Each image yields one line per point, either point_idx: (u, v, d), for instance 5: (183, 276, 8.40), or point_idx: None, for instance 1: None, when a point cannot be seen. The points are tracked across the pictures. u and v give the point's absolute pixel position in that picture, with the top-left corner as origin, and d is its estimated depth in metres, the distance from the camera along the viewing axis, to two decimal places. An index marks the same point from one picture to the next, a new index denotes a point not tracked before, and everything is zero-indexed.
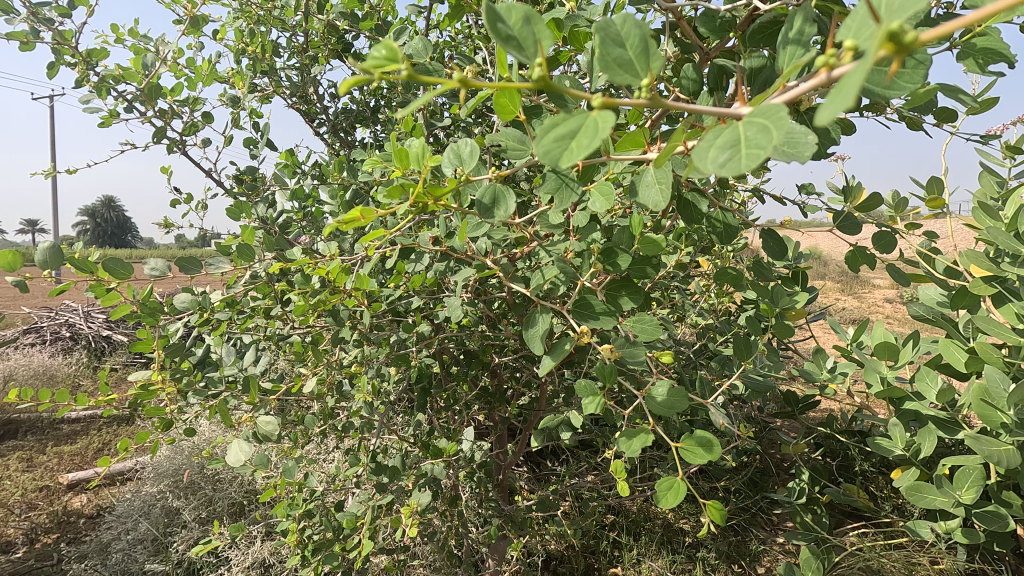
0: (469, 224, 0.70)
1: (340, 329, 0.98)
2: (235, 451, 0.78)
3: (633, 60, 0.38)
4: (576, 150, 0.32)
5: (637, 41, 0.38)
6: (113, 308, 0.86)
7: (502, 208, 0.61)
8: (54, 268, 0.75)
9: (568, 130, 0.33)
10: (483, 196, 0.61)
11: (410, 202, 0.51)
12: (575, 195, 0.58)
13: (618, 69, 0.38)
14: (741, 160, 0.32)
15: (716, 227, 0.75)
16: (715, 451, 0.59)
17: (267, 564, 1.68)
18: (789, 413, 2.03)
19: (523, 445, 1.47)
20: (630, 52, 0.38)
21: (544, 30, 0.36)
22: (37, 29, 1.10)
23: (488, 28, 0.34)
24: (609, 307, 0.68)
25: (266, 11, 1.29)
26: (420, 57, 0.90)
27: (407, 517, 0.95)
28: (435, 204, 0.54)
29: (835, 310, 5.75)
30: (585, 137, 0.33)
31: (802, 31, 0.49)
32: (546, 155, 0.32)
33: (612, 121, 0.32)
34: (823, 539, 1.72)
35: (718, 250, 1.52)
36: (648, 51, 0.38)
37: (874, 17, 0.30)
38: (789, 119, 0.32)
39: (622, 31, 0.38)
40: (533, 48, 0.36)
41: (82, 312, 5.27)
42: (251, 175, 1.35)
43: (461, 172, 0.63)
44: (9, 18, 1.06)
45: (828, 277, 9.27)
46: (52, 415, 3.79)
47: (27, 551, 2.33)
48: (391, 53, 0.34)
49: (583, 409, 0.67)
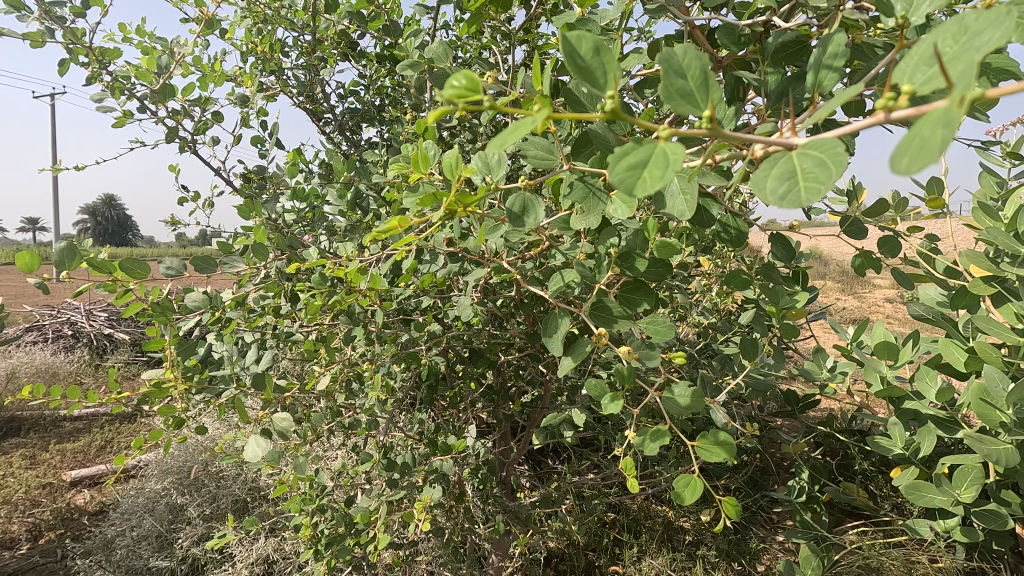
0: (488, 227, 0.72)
1: (350, 328, 0.99)
2: (250, 446, 0.79)
3: (693, 91, 0.39)
4: (649, 180, 0.33)
5: (697, 73, 0.39)
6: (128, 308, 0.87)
7: (532, 217, 0.62)
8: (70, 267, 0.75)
9: (638, 160, 0.34)
10: (514, 204, 0.62)
11: (443, 210, 0.52)
12: (602, 205, 0.61)
13: (680, 99, 0.38)
14: (799, 193, 0.33)
15: (727, 231, 0.77)
16: (732, 450, 0.61)
17: (271, 560, 1.70)
18: (790, 412, 2.04)
19: (526, 442, 1.48)
20: (691, 83, 0.39)
21: (613, 61, 0.37)
22: (50, 28, 1.11)
23: (566, 59, 0.35)
24: (626, 310, 0.69)
25: (274, 11, 1.30)
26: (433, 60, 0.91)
27: (417, 512, 0.96)
28: (464, 211, 0.55)
29: (834, 309, 5.78)
30: (655, 168, 0.34)
31: (837, 57, 0.51)
32: (621, 184, 0.33)
33: (684, 153, 0.33)
34: (824, 538, 1.73)
35: (720, 250, 1.54)
36: (707, 83, 0.39)
37: (929, 61, 0.31)
38: (846, 154, 0.33)
39: (683, 62, 0.39)
40: (604, 79, 0.37)
41: (82, 310, 5.30)
42: (259, 174, 1.36)
43: (489, 180, 0.64)
44: (23, 17, 1.07)
45: (827, 277, 9.28)
46: (54, 412, 3.81)
47: (31, 548, 2.35)
48: (472, 83, 0.35)
49: (601, 411, 0.67)
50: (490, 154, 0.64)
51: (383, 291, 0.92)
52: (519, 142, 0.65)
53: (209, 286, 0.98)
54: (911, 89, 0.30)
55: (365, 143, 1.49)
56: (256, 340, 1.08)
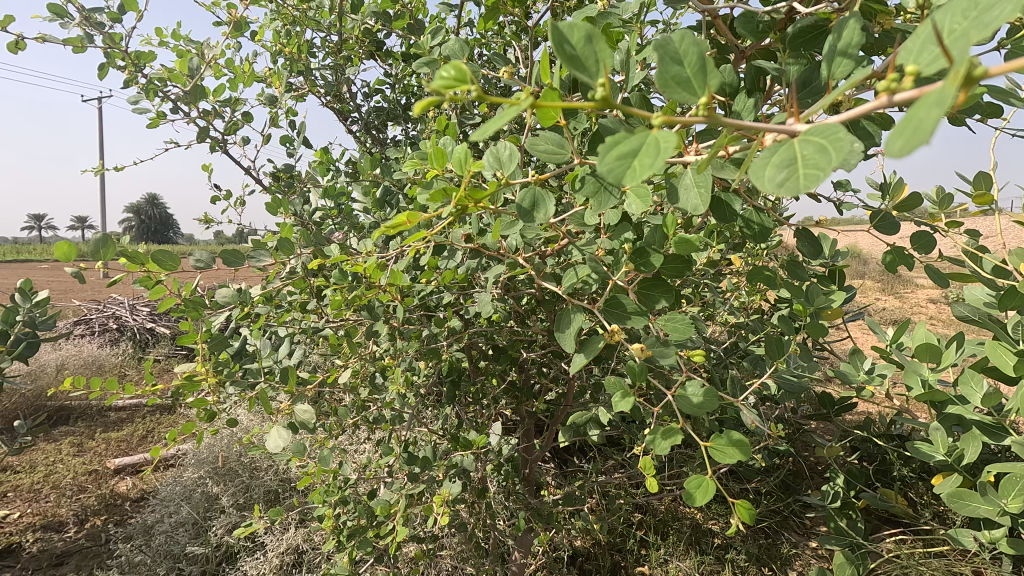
0: (503, 223, 0.72)
1: (373, 323, 1.00)
2: (275, 438, 0.80)
3: (690, 77, 0.38)
4: (638, 169, 0.32)
5: (694, 59, 0.38)
6: (160, 301, 0.90)
7: (542, 212, 0.62)
8: (104, 257, 0.78)
9: (629, 149, 0.33)
10: (524, 200, 0.61)
11: (452, 205, 0.52)
12: (614, 199, 0.58)
13: (675, 86, 0.38)
14: (798, 181, 0.32)
15: (750, 227, 0.74)
16: (747, 451, 0.59)
17: (300, 550, 1.74)
18: (823, 415, 1.98)
19: (550, 440, 1.48)
20: (687, 70, 0.38)
21: (605, 49, 0.37)
22: (90, 34, 1.16)
23: (554, 49, 0.34)
24: (642, 306, 0.68)
25: (302, 12, 1.32)
26: (453, 57, 0.91)
27: (438, 506, 0.97)
28: (475, 206, 0.55)
29: (874, 310, 5.58)
30: (646, 157, 0.33)
31: (852, 42, 0.49)
32: (609, 173, 0.32)
33: (674, 141, 0.33)
34: (859, 545, 1.67)
35: (750, 247, 1.50)
36: (704, 68, 0.38)
37: (937, 42, 0.30)
38: (847, 139, 0.32)
39: (679, 48, 0.38)
40: (596, 67, 0.36)
41: (127, 305, 5.55)
42: (288, 173, 1.39)
43: (500, 174, 0.63)
44: (65, 23, 1.11)
45: (868, 276, 8.97)
46: (100, 403, 3.98)
47: (76, 532, 2.46)
48: (460, 73, 0.35)
49: (614, 407, 0.67)
50: (501, 149, 0.64)
51: (404, 286, 0.93)
52: (529, 137, 0.64)
53: (238, 281, 1.01)
54: (917, 69, 0.29)
55: (392, 142, 1.50)
56: (284, 335, 1.10)
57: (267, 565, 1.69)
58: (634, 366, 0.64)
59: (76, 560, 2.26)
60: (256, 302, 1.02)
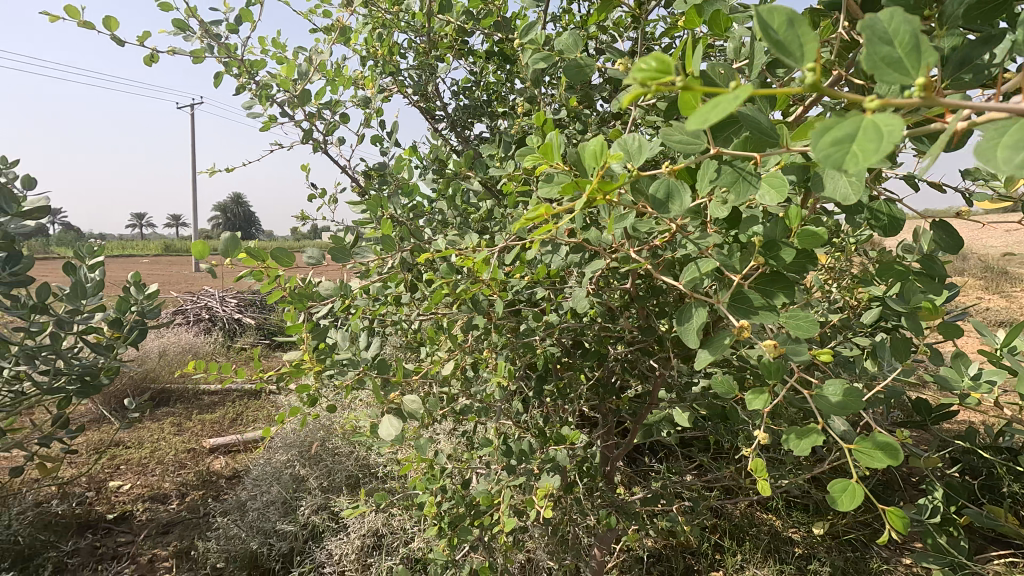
0: (616, 217, 0.72)
1: (472, 318, 1.02)
2: (387, 425, 0.84)
3: (903, 57, 0.34)
4: (861, 156, 0.31)
5: (908, 37, 0.34)
6: (274, 295, 0.96)
7: (677, 204, 0.60)
8: (234, 255, 0.84)
9: (843, 135, 0.32)
10: (658, 190, 0.61)
11: (584, 196, 0.53)
12: (754, 189, 0.58)
13: (886, 67, 0.34)
14: None
15: (880, 219, 0.70)
16: (899, 456, 0.55)
17: (380, 533, 1.82)
18: (922, 423, 1.85)
19: (631, 438, 1.47)
20: (900, 49, 0.34)
21: (808, 32, 0.35)
22: (209, 44, 1.25)
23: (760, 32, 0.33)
24: (769, 302, 0.65)
25: (395, 14, 1.37)
26: (568, 54, 0.88)
27: (539, 499, 0.98)
28: (604, 197, 0.56)
29: (973, 311, 5.13)
30: (867, 141, 0.31)
31: None
32: (825, 161, 0.31)
33: (901, 125, 0.31)
34: (964, 565, 1.55)
35: (848, 243, 1.42)
36: (919, 48, 0.34)
37: None
38: None
39: (889, 26, 0.34)
40: (800, 52, 0.35)
41: (217, 296, 6.00)
42: (380, 171, 1.44)
43: (629, 166, 0.61)
44: (188, 36, 1.21)
45: (965, 274, 8.24)
46: (195, 387, 4.34)
47: (178, 504, 2.69)
48: None
49: (745, 405, 0.65)
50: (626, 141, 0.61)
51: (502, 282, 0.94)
52: (661, 128, 0.60)
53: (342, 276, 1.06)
54: None
55: (476, 140, 1.53)
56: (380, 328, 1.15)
57: (351, 546, 1.77)
58: (764, 362, 0.64)
59: (180, 529, 2.48)
60: (358, 296, 1.07)
